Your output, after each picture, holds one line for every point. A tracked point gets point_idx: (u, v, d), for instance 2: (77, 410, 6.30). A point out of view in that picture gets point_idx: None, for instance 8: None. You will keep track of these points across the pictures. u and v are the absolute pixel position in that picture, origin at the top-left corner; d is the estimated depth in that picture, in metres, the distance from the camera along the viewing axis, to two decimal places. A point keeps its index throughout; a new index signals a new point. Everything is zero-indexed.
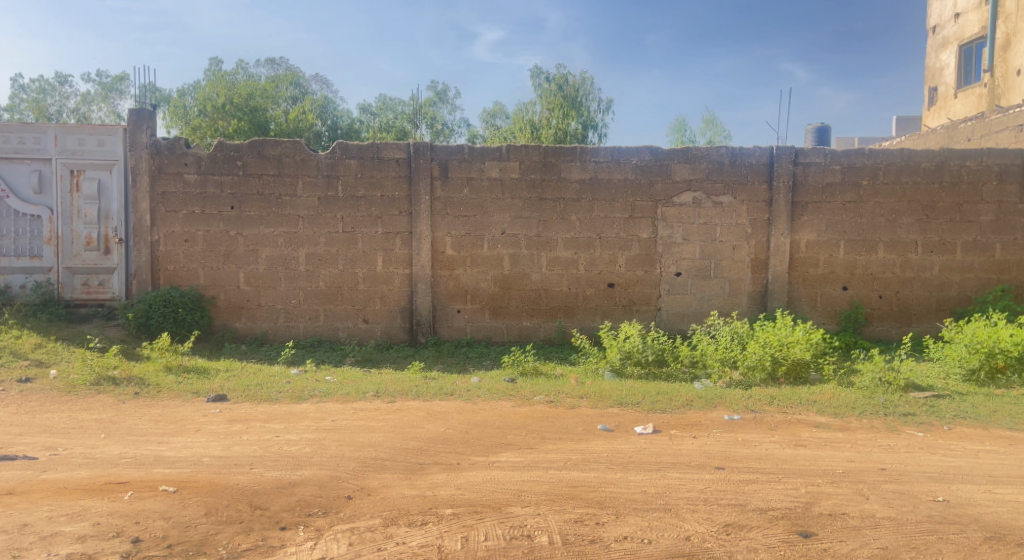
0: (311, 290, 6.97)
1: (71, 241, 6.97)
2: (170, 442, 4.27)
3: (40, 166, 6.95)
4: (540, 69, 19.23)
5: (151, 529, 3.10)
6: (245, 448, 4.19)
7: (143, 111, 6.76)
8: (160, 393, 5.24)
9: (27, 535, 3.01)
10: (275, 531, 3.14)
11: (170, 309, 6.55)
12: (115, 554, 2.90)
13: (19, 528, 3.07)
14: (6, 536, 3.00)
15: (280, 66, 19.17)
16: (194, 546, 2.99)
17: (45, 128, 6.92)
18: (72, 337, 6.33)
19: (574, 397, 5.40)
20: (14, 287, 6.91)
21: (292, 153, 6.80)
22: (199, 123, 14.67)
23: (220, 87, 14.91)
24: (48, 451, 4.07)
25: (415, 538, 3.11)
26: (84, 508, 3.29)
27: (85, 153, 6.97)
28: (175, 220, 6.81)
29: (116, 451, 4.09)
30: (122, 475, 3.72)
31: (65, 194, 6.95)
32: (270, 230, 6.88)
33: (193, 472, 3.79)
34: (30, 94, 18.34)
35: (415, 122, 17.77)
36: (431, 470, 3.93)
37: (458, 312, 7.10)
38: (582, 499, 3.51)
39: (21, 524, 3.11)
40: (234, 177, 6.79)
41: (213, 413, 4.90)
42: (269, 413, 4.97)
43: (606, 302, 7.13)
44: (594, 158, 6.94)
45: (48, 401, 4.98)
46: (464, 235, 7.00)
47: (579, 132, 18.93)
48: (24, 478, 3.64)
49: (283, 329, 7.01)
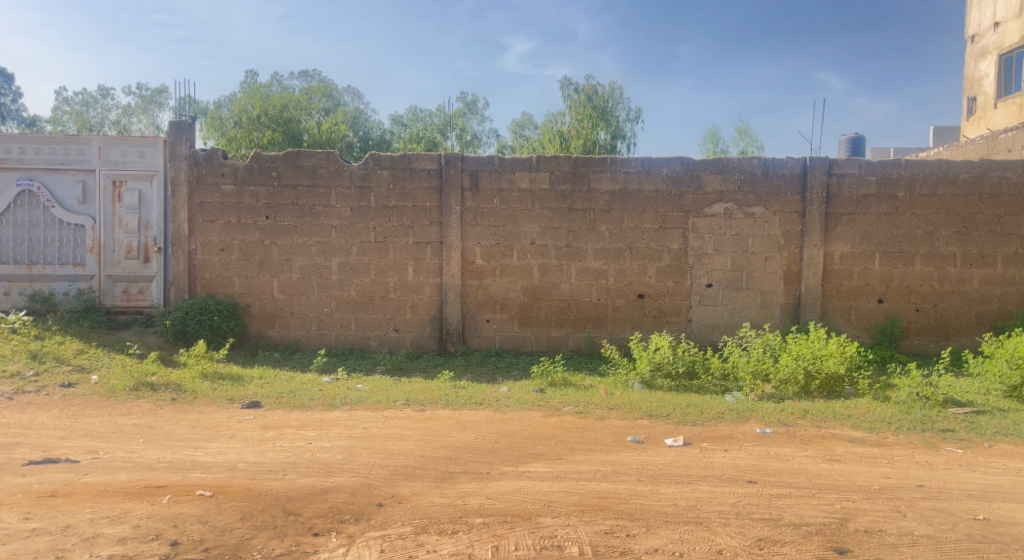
0: (342, 299, 7.05)
1: (112, 249, 7.13)
2: (206, 447, 4.36)
3: (84, 176, 7.13)
4: (569, 80, 19.30)
5: (188, 532, 3.17)
6: (279, 454, 4.26)
7: (183, 123, 6.92)
8: (196, 399, 5.33)
9: (70, 536, 3.09)
10: (309, 537, 3.19)
11: (206, 316, 6.66)
12: (155, 556, 2.97)
13: (62, 529, 3.16)
14: (50, 537, 3.09)
15: (312, 77, 19.54)
16: (229, 550, 3.05)
17: (89, 140, 7.12)
18: (112, 343, 6.46)
19: (604, 408, 5.38)
20: (58, 294, 7.07)
21: (326, 164, 6.90)
22: (234, 134, 14.97)
23: (256, 99, 15.20)
24: (90, 454, 4.18)
25: (445, 546, 3.14)
26: (124, 510, 3.37)
27: (127, 164, 7.14)
28: (212, 229, 6.95)
29: (153, 456, 4.19)
30: (160, 479, 3.81)
31: (108, 204, 7.13)
32: (304, 240, 6.98)
33: (229, 477, 3.86)
34: (73, 106, 18.85)
35: (447, 130, 17.95)
36: (461, 479, 3.95)
37: (487, 321, 7.12)
38: (612, 511, 3.51)
39: (64, 526, 3.20)
40: (269, 188, 6.91)
41: (247, 419, 4.99)
42: (301, 420, 5.04)
43: (636, 312, 7.10)
44: (624, 169, 6.94)
45: (89, 406, 5.08)
46: (494, 245, 7.03)
47: (608, 143, 18.94)
48: (66, 481, 3.74)
49: (316, 337, 7.09)
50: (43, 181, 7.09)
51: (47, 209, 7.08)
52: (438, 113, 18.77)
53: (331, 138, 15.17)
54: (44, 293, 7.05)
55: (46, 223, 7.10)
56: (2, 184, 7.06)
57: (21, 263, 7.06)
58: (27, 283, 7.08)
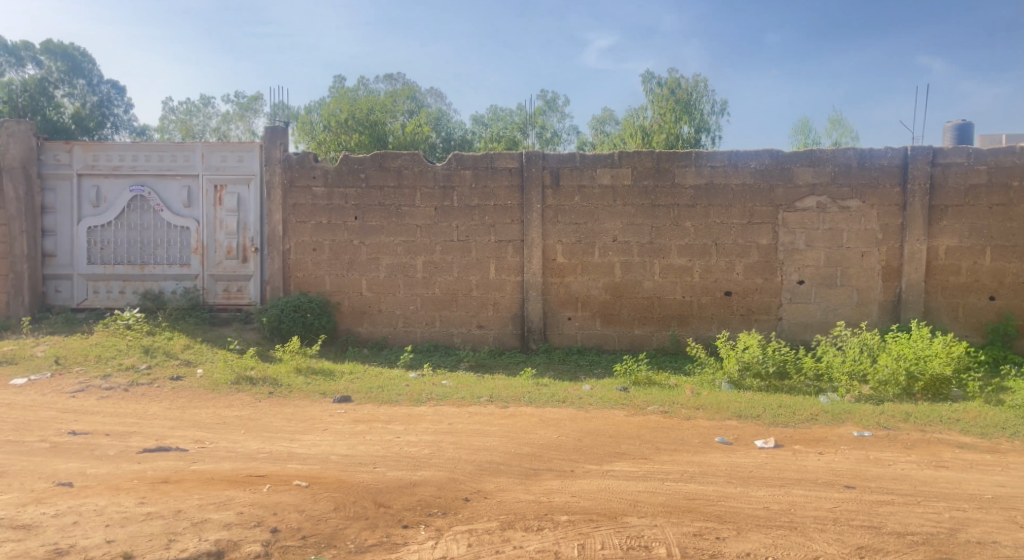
0: (427, 297, 7.20)
1: (214, 250, 7.51)
2: (301, 439, 4.54)
3: (189, 181, 7.55)
4: (651, 74, 18.91)
5: (287, 520, 3.31)
6: (369, 448, 4.39)
7: (277, 128, 7.22)
8: (292, 393, 5.56)
9: (181, 520, 3.28)
10: (399, 529, 3.28)
11: (300, 313, 6.93)
12: (258, 542, 3.12)
13: (174, 513, 3.36)
14: (164, 520, 3.29)
15: (397, 81, 19.94)
16: (326, 539, 3.17)
17: (193, 146, 7.53)
18: (215, 339, 6.82)
19: (690, 408, 5.28)
20: (166, 292, 7.52)
21: (411, 165, 7.06)
22: (323, 138, 15.43)
23: (343, 103, 15.60)
24: (197, 444, 4.44)
25: (531, 543, 3.15)
26: (228, 498, 3.56)
27: (227, 168, 7.51)
28: (304, 230, 7.23)
29: (253, 446, 4.40)
30: (260, 469, 4.00)
31: (210, 207, 7.52)
32: (390, 239, 7.17)
33: (323, 469, 4.01)
34: (178, 115, 20.01)
35: (531, 122, 18.09)
36: (545, 476, 3.97)
37: (569, 319, 7.12)
38: (701, 513, 3.44)
39: (176, 510, 3.40)
40: (358, 189, 7.13)
41: (339, 413, 5.17)
42: (390, 414, 5.18)
43: (722, 310, 6.93)
44: (710, 163, 6.78)
45: (196, 397, 5.39)
46: (575, 242, 7.01)
47: (692, 137, 18.56)
48: (176, 469, 3.98)
49: (402, 334, 7.26)
50: (152, 186, 7.56)
51: (156, 212, 7.54)
52: (519, 112, 18.96)
53: (415, 139, 15.51)
54: (154, 291, 7.51)
55: (155, 225, 7.56)
56: (118, 191, 7.57)
57: (133, 263, 7.54)
58: (138, 283, 7.57)
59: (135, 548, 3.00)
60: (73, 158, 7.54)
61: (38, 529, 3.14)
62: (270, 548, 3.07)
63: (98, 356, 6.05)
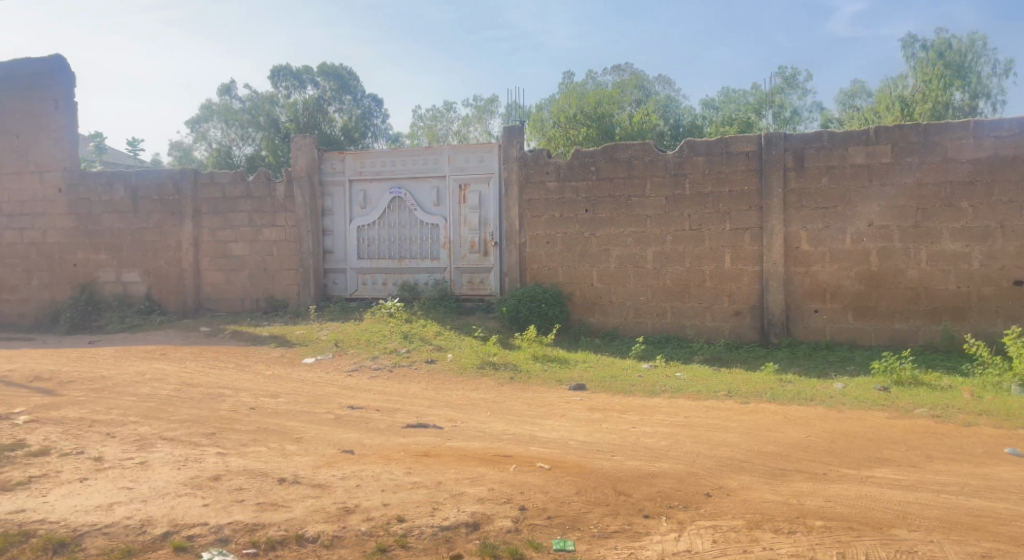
0: (659, 287, 7.13)
1: (460, 244, 8.17)
2: (541, 424, 4.77)
3: (437, 182, 8.27)
4: (913, 37, 16.99)
5: (533, 500, 3.47)
6: (606, 436, 4.47)
7: (514, 127, 7.65)
8: (531, 379, 5.85)
9: (442, 491, 3.58)
10: (640, 518, 3.28)
11: (536, 303, 7.26)
12: (508, 517, 3.29)
13: (436, 484, 3.68)
14: (428, 489, 3.61)
15: (624, 72, 20.50)
16: (570, 521, 3.27)
17: (441, 150, 8.24)
18: (461, 326, 7.38)
19: (969, 412, 4.66)
20: (420, 283, 8.32)
21: (641, 154, 7.07)
22: (553, 135, 16.09)
23: (573, 100, 16.48)
24: (450, 422, 4.85)
25: (782, 545, 2.97)
26: (481, 474, 3.82)
27: (470, 168, 8.12)
28: (538, 224, 7.55)
29: (499, 428, 4.70)
30: (506, 449, 4.25)
31: (455, 205, 8.17)
32: (621, 230, 7.22)
33: (564, 453, 4.16)
34: (425, 122, 21.95)
35: (771, 100, 17.79)
36: (794, 477, 3.73)
37: (815, 312, 6.64)
38: (990, 533, 3.00)
39: (437, 481, 3.72)
40: (589, 182, 7.29)
41: (575, 400, 5.33)
42: (624, 404, 5.23)
43: (1011, 303, 6.02)
44: (993, 133, 5.97)
45: (448, 379, 5.89)
46: (823, 229, 6.53)
47: (963, 105, 17.06)
48: (435, 444, 4.39)
49: (633, 325, 7.27)
50: (407, 188, 8.37)
51: (411, 212, 8.35)
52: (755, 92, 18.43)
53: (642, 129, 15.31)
54: (410, 283, 8.34)
55: (410, 224, 8.38)
56: (379, 194, 8.48)
57: (392, 258, 8.43)
58: (397, 276, 8.46)
59: (405, 512, 3.32)
60: (345, 167, 8.57)
61: (329, 489, 3.61)
62: (520, 525, 3.23)
63: (367, 341, 6.87)
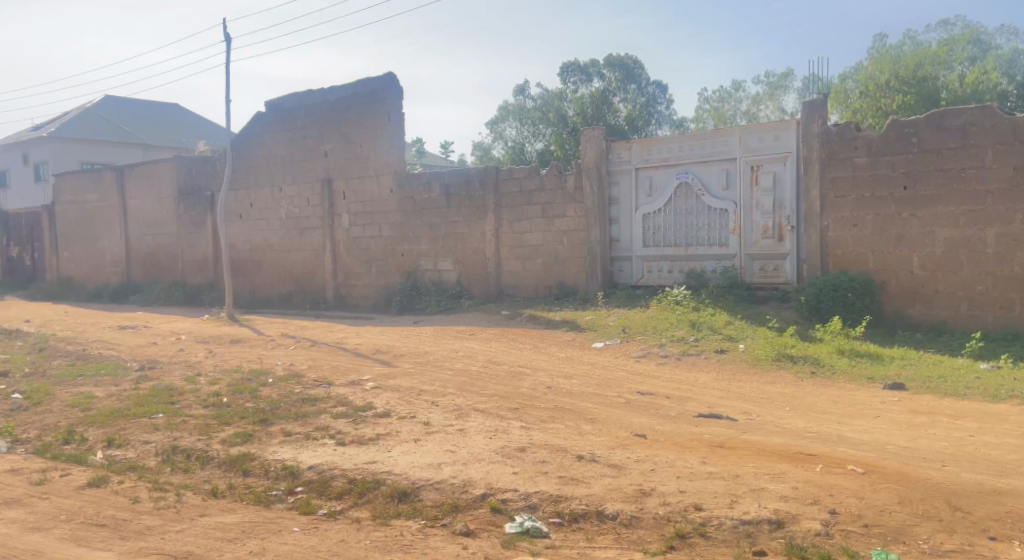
0: (1002, 275, 6.25)
1: (751, 230, 7.87)
2: (852, 424, 4.36)
3: (727, 165, 8.03)
4: None
5: (845, 504, 3.08)
6: (935, 443, 3.92)
7: (816, 100, 7.26)
8: (836, 374, 5.43)
9: (740, 484, 3.36)
10: (985, 540, 2.73)
11: (841, 293, 6.74)
12: (816, 520, 2.95)
13: (733, 477, 3.47)
14: (724, 481, 3.42)
15: (952, 27, 20.62)
16: (892, 532, 2.83)
17: (731, 132, 7.98)
18: (753, 316, 7.02)
19: None
20: (707, 271, 8.15)
21: (979, 120, 6.32)
22: (863, 106, 17.06)
23: (884, 66, 17.16)
24: (746, 415, 4.67)
25: None
26: (783, 471, 3.53)
27: (764, 148, 7.76)
28: (845, 205, 7.09)
29: (801, 425, 4.40)
30: (811, 448, 3.93)
31: (746, 188, 7.88)
32: (952, 209, 6.48)
33: (881, 458, 3.70)
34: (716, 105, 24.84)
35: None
36: None
37: None
38: None
39: (734, 474, 3.52)
40: (910, 155, 6.68)
41: (892, 401, 4.78)
42: (956, 409, 4.56)
43: None
44: None
45: (741, 370, 5.71)
46: None
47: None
48: (730, 435, 4.25)
49: (966, 318, 6.46)
50: (696, 173, 8.26)
51: (698, 197, 8.23)
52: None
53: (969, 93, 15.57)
54: (697, 270, 8.21)
55: (697, 209, 8.27)
56: (666, 180, 8.50)
57: (677, 245, 8.38)
58: (683, 263, 8.40)
59: (702, 502, 3.17)
60: (632, 156, 8.74)
61: (626, 470, 3.63)
62: (831, 530, 2.87)
63: (655, 328, 6.92)
